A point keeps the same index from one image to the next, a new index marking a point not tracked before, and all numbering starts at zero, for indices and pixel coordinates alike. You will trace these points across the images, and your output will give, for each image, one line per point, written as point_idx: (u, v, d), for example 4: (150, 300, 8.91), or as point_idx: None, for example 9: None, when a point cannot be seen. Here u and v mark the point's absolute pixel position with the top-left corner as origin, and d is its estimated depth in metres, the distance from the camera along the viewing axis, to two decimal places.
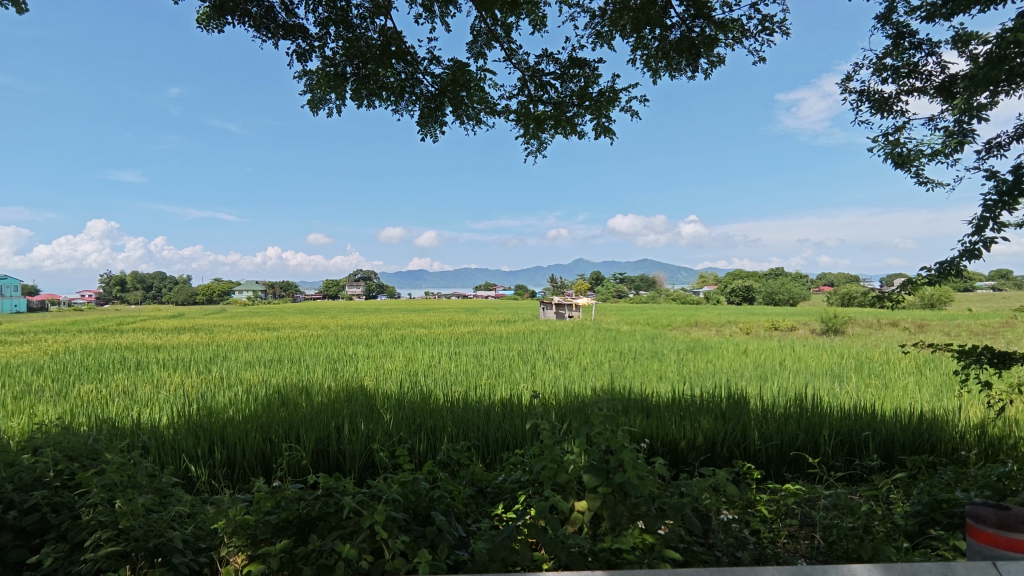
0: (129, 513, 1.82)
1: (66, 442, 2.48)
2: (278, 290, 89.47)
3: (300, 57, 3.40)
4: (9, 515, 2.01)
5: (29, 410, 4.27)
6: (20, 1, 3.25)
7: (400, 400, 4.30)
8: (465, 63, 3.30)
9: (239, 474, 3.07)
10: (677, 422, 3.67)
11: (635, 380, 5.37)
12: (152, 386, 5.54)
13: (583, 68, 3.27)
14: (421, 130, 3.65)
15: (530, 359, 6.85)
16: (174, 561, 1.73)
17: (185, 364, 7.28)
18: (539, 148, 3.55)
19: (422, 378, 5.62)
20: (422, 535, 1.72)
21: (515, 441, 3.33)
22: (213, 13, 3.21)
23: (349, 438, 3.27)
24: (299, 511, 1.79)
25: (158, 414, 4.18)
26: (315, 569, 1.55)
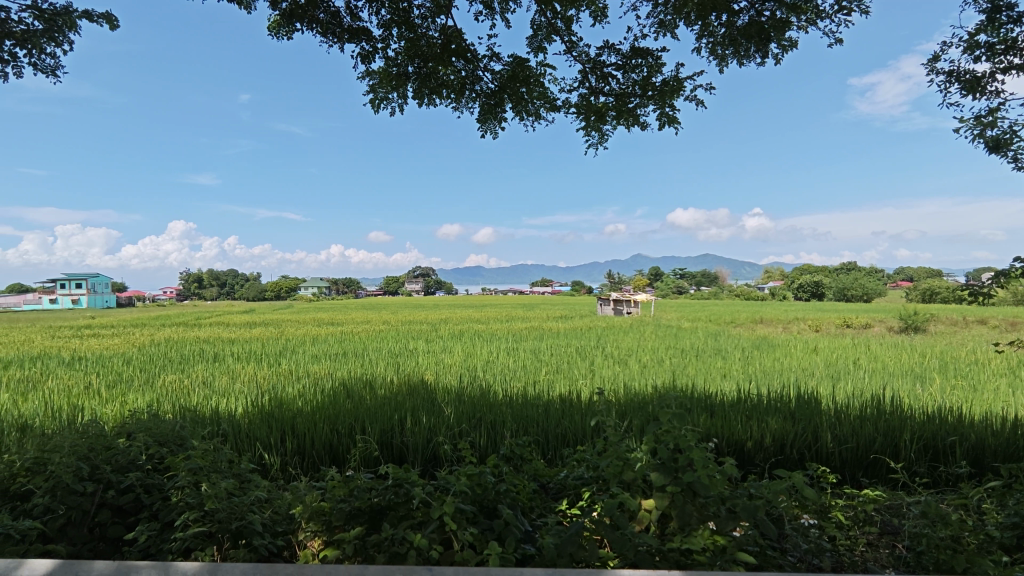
0: (214, 496, 1.92)
1: (156, 428, 2.65)
2: (340, 286, 92.55)
3: (364, 59, 3.49)
4: (108, 494, 2.17)
5: (121, 398, 4.61)
6: (113, 18, 3.49)
7: (460, 395, 4.36)
8: (525, 59, 3.30)
9: (309, 463, 3.20)
10: (744, 422, 3.55)
11: (699, 378, 5.21)
12: (228, 377, 5.86)
13: (646, 58, 3.20)
14: (481, 126, 3.69)
15: (589, 355, 6.81)
16: (255, 543, 1.82)
17: (257, 357, 7.67)
18: (599, 140, 3.50)
19: (481, 373, 5.67)
20: (489, 528, 1.73)
21: (575, 437, 3.32)
22: (283, 20, 3.34)
23: (412, 430, 3.35)
24: (369, 500, 1.85)
25: (234, 404, 4.41)
26: (388, 557, 1.60)
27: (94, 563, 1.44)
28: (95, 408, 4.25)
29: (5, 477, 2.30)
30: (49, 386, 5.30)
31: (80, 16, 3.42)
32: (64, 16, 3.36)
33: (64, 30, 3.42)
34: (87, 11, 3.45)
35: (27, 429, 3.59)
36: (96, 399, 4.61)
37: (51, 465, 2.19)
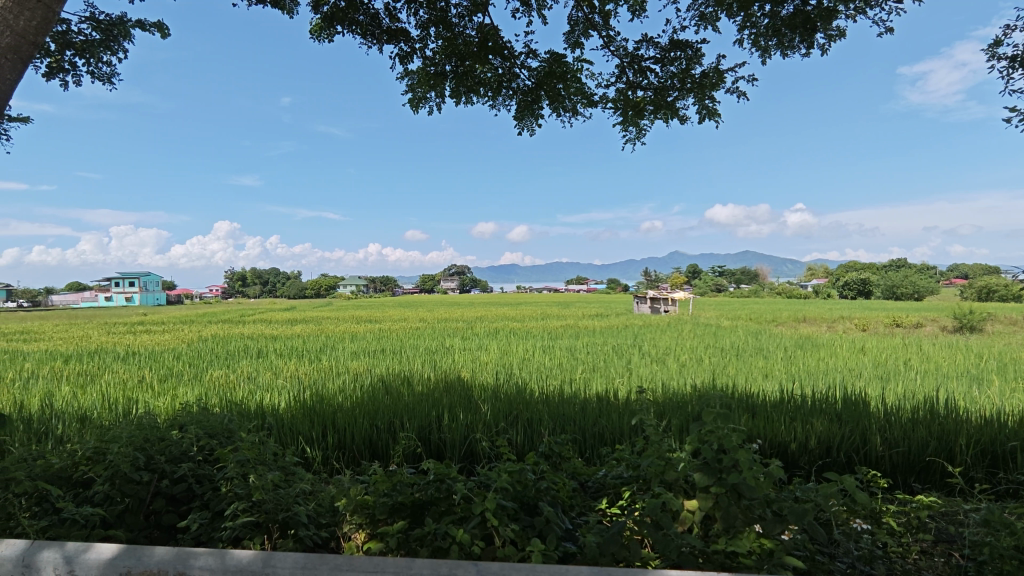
0: (261, 487, 1.98)
1: (206, 421, 2.75)
2: (377, 285, 94.09)
3: (402, 59, 3.54)
4: (163, 483, 2.26)
5: (172, 392, 4.80)
6: (164, 26, 3.63)
7: (497, 392, 4.38)
8: (562, 55, 3.28)
9: (349, 457, 3.26)
10: (787, 424, 3.46)
11: (739, 378, 5.10)
12: (271, 373, 6.04)
13: (685, 50, 3.14)
14: (518, 124, 3.69)
15: (626, 354, 6.75)
16: (301, 534, 1.87)
17: (298, 353, 7.87)
18: (637, 135, 3.46)
19: (517, 370, 5.69)
20: (531, 525, 1.73)
21: (613, 436, 3.29)
22: (324, 23, 3.41)
23: (450, 426, 3.39)
24: (412, 494, 1.87)
25: (278, 399, 4.54)
26: (431, 551, 1.61)
27: (155, 548, 1.47)
28: (148, 401, 4.43)
29: (68, 465, 2.42)
30: (105, 380, 5.56)
31: (133, 26, 3.57)
32: (120, 26, 3.51)
33: (118, 39, 3.57)
34: (140, 21, 3.59)
35: (86, 420, 3.78)
36: (149, 393, 4.81)
37: (110, 455, 2.30)
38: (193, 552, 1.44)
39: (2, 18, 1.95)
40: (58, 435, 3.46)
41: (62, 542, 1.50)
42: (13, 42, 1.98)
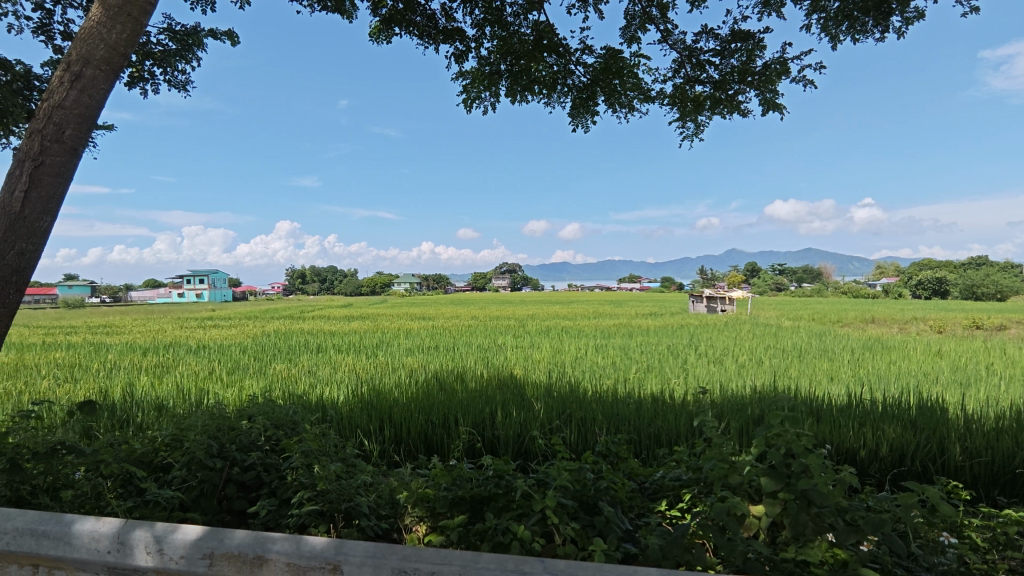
0: (325, 478, 2.05)
1: (272, 412, 2.87)
2: (430, 283, 95.61)
3: (458, 59, 3.57)
4: (234, 471, 2.38)
5: (239, 384, 5.05)
6: (234, 34, 3.80)
7: (550, 390, 4.38)
8: (618, 50, 3.21)
9: (405, 450, 3.33)
10: (856, 429, 3.30)
11: (803, 380, 4.90)
12: (331, 367, 6.25)
13: (747, 41, 3.02)
14: (573, 121, 3.66)
15: (681, 354, 6.61)
16: (363, 524, 1.92)
17: (356, 349, 8.12)
18: (696, 130, 3.36)
19: (570, 369, 5.66)
20: (591, 525, 1.71)
21: (669, 438, 3.23)
22: (383, 25, 3.49)
23: (504, 423, 3.41)
24: (470, 489, 1.89)
25: (337, 392, 4.70)
26: (491, 546, 1.62)
27: (235, 531, 1.43)
28: (218, 392, 4.68)
29: (149, 450, 2.59)
30: (179, 371, 5.90)
31: (206, 35, 3.75)
32: (194, 36, 3.69)
33: (193, 48, 3.76)
34: (212, 30, 3.77)
35: (163, 409, 4.02)
36: (219, 384, 5.08)
37: (187, 442, 2.45)
38: (271, 536, 1.40)
39: (97, 32, 2.09)
40: (138, 422, 3.69)
41: (152, 523, 1.47)
42: (106, 54, 2.11)
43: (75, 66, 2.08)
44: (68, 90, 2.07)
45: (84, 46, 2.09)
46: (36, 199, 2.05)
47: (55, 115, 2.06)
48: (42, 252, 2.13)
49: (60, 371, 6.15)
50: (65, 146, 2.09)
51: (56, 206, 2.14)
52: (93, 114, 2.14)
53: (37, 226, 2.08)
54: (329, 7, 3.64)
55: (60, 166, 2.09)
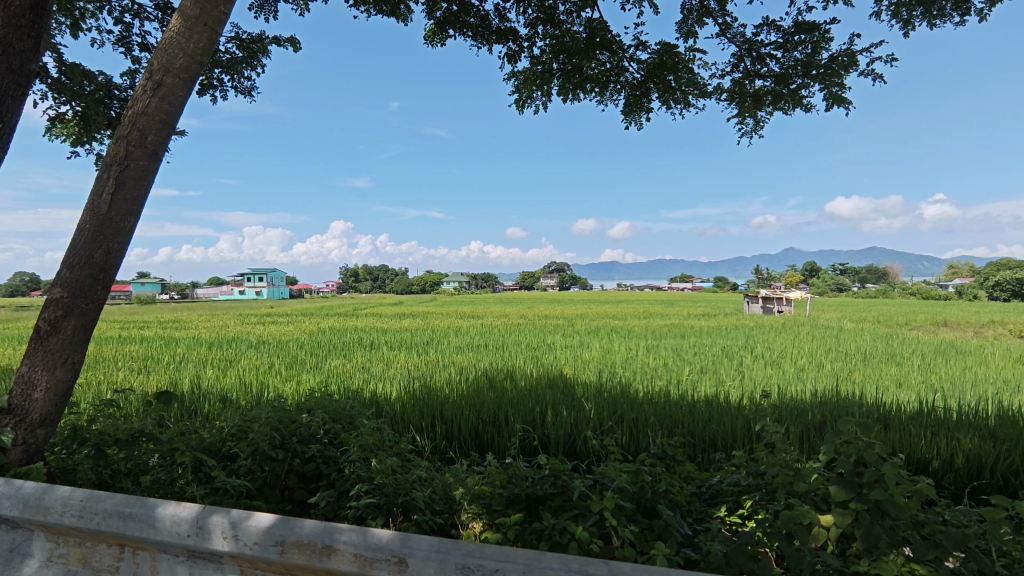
0: (382, 472, 2.11)
1: (330, 406, 2.97)
2: (478, 282, 96.53)
3: (510, 59, 3.58)
4: (295, 462, 2.47)
5: (297, 378, 5.24)
6: (295, 40, 3.94)
7: (600, 391, 4.34)
8: (673, 45, 3.14)
9: (456, 447, 3.37)
10: (928, 438, 3.13)
11: (869, 386, 4.67)
12: (383, 363, 6.40)
13: (812, 33, 2.88)
14: (626, 118, 3.61)
15: (735, 356, 6.43)
16: (419, 518, 1.96)
17: (407, 346, 8.29)
18: (755, 126, 3.26)
19: (620, 369, 5.59)
20: (649, 528, 1.69)
21: (725, 443, 3.14)
22: (437, 27, 3.55)
23: (555, 423, 3.41)
24: (526, 488, 1.90)
25: (390, 388, 4.81)
26: (549, 546, 1.62)
27: (307, 519, 1.34)
28: (278, 386, 4.86)
29: (217, 440, 2.71)
30: (242, 365, 6.17)
31: (270, 42, 3.90)
32: (259, 43, 3.85)
33: (257, 55, 3.92)
34: (275, 37, 3.92)
35: (228, 401, 4.21)
36: (278, 378, 5.29)
37: (252, 433, 2.57)
38: (341, 525, 1.29)
39: (176, 42, 2.19)
40: (205, 413, 3.88)
41: (230, 509, 1.39)
42: (184, 63, 2.21)
43: (156, 75, 2.19)
44: (150, 98, 2.19)
45: (164, 55, 2.20)
46: (121, 201, 2.19)
47: (139, 121, 2.19)
48: (126, 250, 2.28)
49: (135, 363, 6.55)
50: (147, 151, 2.21)
51: (139, 208, 2.28)
52: (172, 120, 2.26)
53: (122, 226, 2.22)
54: (385, 11, 3.72)
55: (142, 170, 2.21)
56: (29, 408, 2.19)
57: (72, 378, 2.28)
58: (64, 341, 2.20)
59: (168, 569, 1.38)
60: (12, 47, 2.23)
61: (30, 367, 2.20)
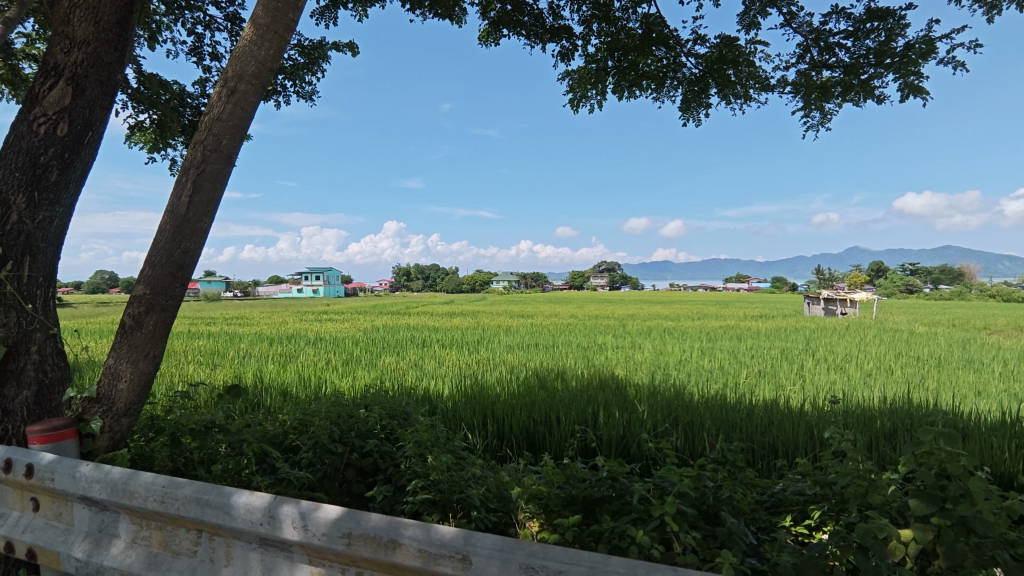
0: (438, 468, 2.14)
1: (386, 403, 3.04)
2: (526, 281, 96.68)
3: (564, 58, 3.56)
4: (353, 456, 2.55)
5: (352, 374, 5.40)
6: (354, 45, 4.04)
7: (653, 393, 4.27)
8: (734, 38, 3.05)
9: (508, 446, 3.38)
10: (1013, 451, 2.92)
11: (943, 393, 4.39)
12: (435, 361, 6.50)
13: (886, 19, 2.73)
14: (683, 115, 3.52)
15: (796, 359, 6.19)
16: (474, 515, 1.98)
17: (458, 344, 8.40)
18: (822, 120, 3.11)
19: (674, 371, 5.47)
20: (712, 535, 1.64)
21: (787, 450, 3.03)
22: (491, 28, 3.56)
23: (608, 424, 3.37)
24: (584, 489, 1.89)
25: (442, 386, 4.88)
26: (609, 549, 1.60)
27: (373, 512, 1.29)
28: (334, 382, 5.02)
29: (280, 432, 2.82)
30: (301, 361, 6.39)
31: (330, 47, 4.02)
32: (320, 49, 3.97)
33: (318, 61, 4.05)
34: (335, 43, 4.03)
35: (288, 395, 4.38)
36: (335, 374, 5.47)
37: (313, 427, 2.66)
38: (404, 520, 1.24)
39: (249, 50, 2.27)
40: (268, 406, 4.05)
41: (299, 499, 1.37)
42: (256, 70, 2.29)
43: (230, 82, 2.29)
44: (225, 104, 2.29)
45: (238, 63, 2.29)
46: (198, 203, 2.30)
47: (215, 127, 2.29)
48: (202, 250, 2.39)
49: (203, 357, 6.90)
50: (221, 154, 2.31)
51: (214, 210, 2.39)
52: (244, 125, 2.35)
53: (198, 226, 2.33)
54: (439, 14, 3.77)
55: (217, 173, 2.32)
56: (115, 398, 2.33)
57: (153, 370, 2.42)
58: (146, 335, 2.34)
59: (243, 555, 1.41)
60: (101, 60, 2.39)
61: (116, 359, 2.35)
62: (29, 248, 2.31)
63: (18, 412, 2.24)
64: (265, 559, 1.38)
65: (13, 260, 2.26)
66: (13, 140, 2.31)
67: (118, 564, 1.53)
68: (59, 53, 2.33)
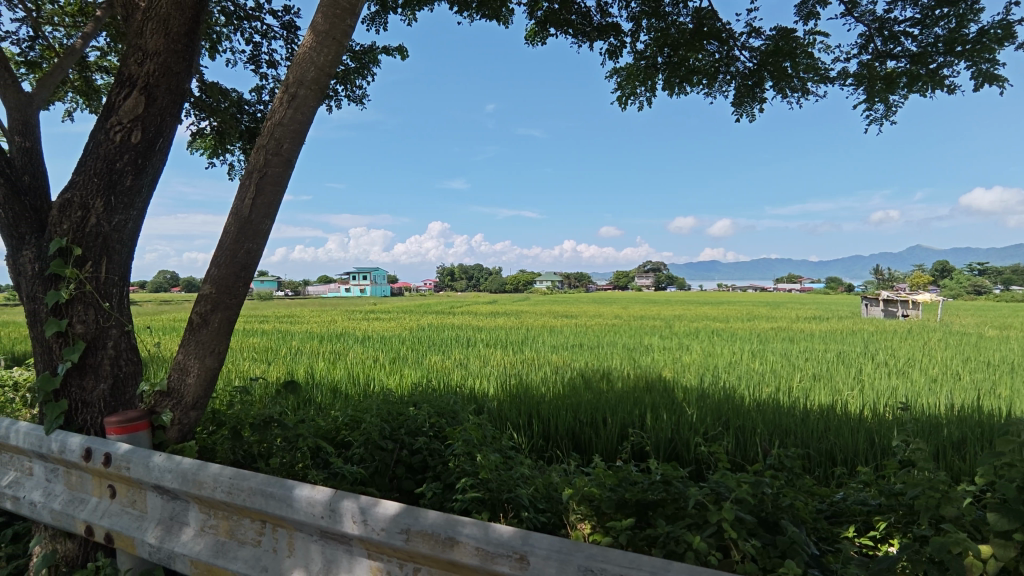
0: (487, 467, 2.15)
1: (434, 402, 3.08)
2: (570, 281, 96.31)
3: (612, 55, 3.52)
4: (403, 453, 2.60)
5: (400, 372, 5.50)
6: (403, 49, 4.11)
7: (702, 395, 4.17)
8: (790, 29, 2.94)
9: (554, 446, 3.37)
10: None
11: (1018, 401, 4.13)
12: (480, 361, 6.54)
13: (958, 5, 2.58)
14: (737, 110, 3.43)
15: (854, 363, 5.94)
16: (524, 515, 1.99)
17: (503, 344, 8.43)
18: (886, 112, 2.97)
19: (724, 374, 5.33)
20: (772, 544, 1.59)
21: (846, 457, 2.91)
22: (539, 26, 3.56)
23: (656, 427, 3.32)
24: (636, 493, 1.87)
25: (488, 385, 4.91)
26: (664, 554, 1.58)
27: (431, 509, 1.31)
28: (383, 379, 5.12)
29: (333, 428, 2.90)
30: (350, 359, 6.55)
31: (380, 52, 4.10)
32: (370, 53, 4.06)
33: (369, 65, 4.14)
34: (385, 47, 4.11)
35: (339, 391, 4.50)
36: (383, 372, 5.58)
37: (365, 424, 2.73)
38: (462, 518, 1.25)
39: (309, 56, 2.33)
40: (320, 402, 4.17)
41: (359, 494, 1.40)
42: (315, 75, 2.35)
43: (291, 87, 2.35)
44: (286, 109, 2.36)
45: (298, 69, 2.35)
46: (260, 206, 2.38)
47: (276, 131, 2.37)
48: (263, 250, 2.48)
49: (258, 354, 7.16)
50: (282, 158, 2.39)
51: (275, 212, 2.47)
52: (303, 130, 2.42)
53: (260, 228, 2.42)
54: (487, 15, 3.79)
55: (278, 176, 2.40)
56: (184, 392, 2.44)
57: (218, 366, 2.53)
58: (212, 332, 2.44)
59: (305, 546, 1.46)
60: (170, 70, 2.50)
61: (184, 354, 2.47)
62: (106, 249, 2.45)
63: (97, 403, 2.38)
64: (325, 551, 1.42)
65: (92, 260, 2.41)
66: (92, 147, 2.45)
67: (189, 551, 1.61)
68: (133, 64, 2.45)
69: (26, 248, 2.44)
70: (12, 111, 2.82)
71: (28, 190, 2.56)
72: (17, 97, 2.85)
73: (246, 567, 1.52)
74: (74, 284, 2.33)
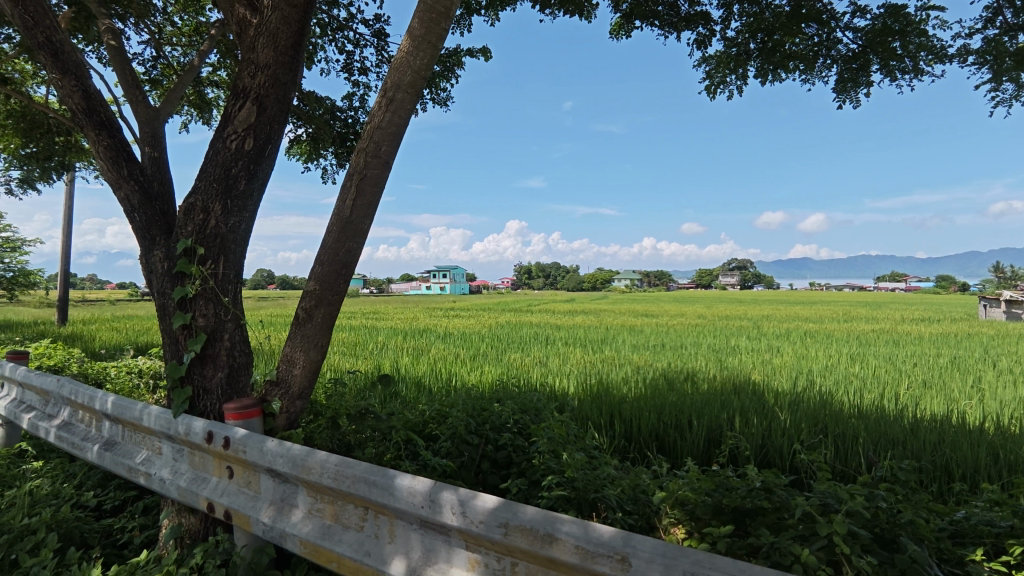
0: (574, 466, 2.15)
1: (517, 399, 3.11)
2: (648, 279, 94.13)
3: (699, 45, 3.40)
4: (488, 448, 2.65)
5: (479, 369, 5.59)
6: (486, 50, 4.17)
7: (795, 400, 3.96)
8: (902, 6, 2.72)
9: (637, 447, 3.31)
10: None
11: None
12: (559, 358, 6.53)
13: None
14: (838, 96, 3.21)
15: (971, 369, 5.41)
16: (613, 516, 1.97)
17: (582, 342, 8.38)
18: (1015, 91, 2.68)
19: (819, 378, 5.03)
20: (890, 562, 1.49)
21: (964, 472, 2.66)
22: (624, 19, 3.50)
23: (746, 431, 3.18)
24: (734, 499, 1.80)
25: (567, 383, 4.89)
26: (769, 564, 1.51)
27: (529, 505, 1.31)
28: (464, 375, 5.23)
29: (421, 421, 2.99)
30: (431, 355, 6.73)
31: (464, 54, 4.19)
32: (455, 57, 4.16)
33: (453, 68, 4.23)
34: (469, 49, 4.19)
35: (422, 386, 4.64)
36: (463, 368, 5.70)
37: (452, 418, 2.79)
38: (561, 515, 1.25)
39: (406, 61, 2.40)
40: (405, 396, 4.32)
41: (457, 486, 1.43)
42: (412, 79, 2.43)
43: (389, 91, 2.44)
44: (385, 113, 2.45)
45: (397, 73, 2.43)
46: (359, 206, 2.50)
47: (376, 134, 2.47)
48: (362, 249, 2.60)
49: (346, 349, 7.51)
50: (380, 160, 2.49)
51: (373, 212, 2.59)
52: (400, 131, 2.51)
53: (360, 228, 2.54)
54: (570, 11, 3.77)
55: (376, 177, 2.50)
56: (290, 382, 2.61)
57: (321, 359, 2.67)
58: (316, 326, 2.59)
59: (405, 534, 1.52)
60: (279, 80, 2.67)
61: (291, 347, 2.63)
62: (224, 249, 2.66)
63: (215, 390, 2.59)
64: (425, 540, 1.47)
65: (212, 259, 2.62)
66: (212, 154, 2.66)
67: (299, 532, 1.72)
68: (247, 77, 2.64)
69: (156, 248, 2.69)
70: (142, 124, 3.11)
71: (157, 195, 2.83)
72: (147, 112, 3.14)
73: (350, 550, 1.60)
74: (199, 281, 2.55)
